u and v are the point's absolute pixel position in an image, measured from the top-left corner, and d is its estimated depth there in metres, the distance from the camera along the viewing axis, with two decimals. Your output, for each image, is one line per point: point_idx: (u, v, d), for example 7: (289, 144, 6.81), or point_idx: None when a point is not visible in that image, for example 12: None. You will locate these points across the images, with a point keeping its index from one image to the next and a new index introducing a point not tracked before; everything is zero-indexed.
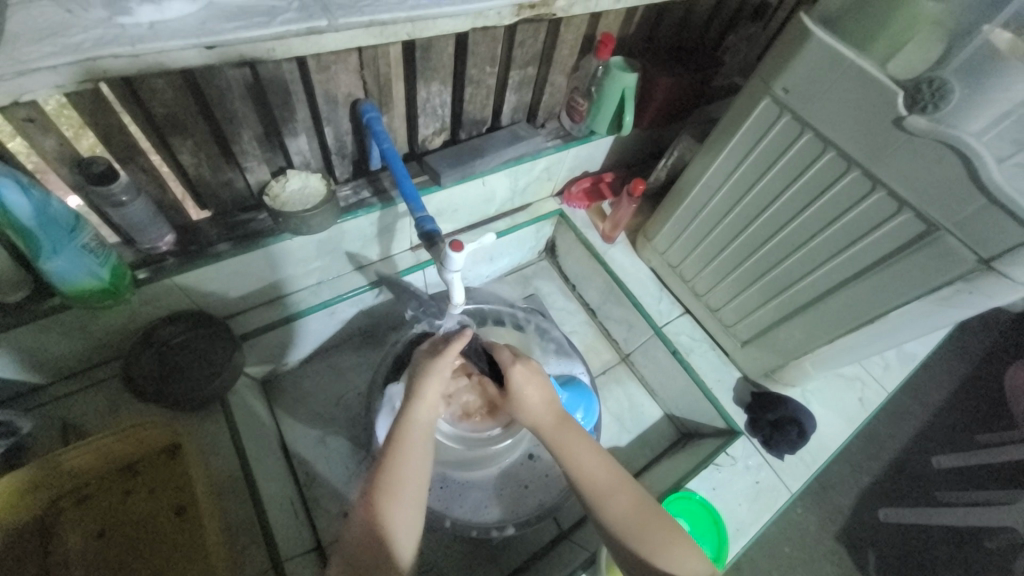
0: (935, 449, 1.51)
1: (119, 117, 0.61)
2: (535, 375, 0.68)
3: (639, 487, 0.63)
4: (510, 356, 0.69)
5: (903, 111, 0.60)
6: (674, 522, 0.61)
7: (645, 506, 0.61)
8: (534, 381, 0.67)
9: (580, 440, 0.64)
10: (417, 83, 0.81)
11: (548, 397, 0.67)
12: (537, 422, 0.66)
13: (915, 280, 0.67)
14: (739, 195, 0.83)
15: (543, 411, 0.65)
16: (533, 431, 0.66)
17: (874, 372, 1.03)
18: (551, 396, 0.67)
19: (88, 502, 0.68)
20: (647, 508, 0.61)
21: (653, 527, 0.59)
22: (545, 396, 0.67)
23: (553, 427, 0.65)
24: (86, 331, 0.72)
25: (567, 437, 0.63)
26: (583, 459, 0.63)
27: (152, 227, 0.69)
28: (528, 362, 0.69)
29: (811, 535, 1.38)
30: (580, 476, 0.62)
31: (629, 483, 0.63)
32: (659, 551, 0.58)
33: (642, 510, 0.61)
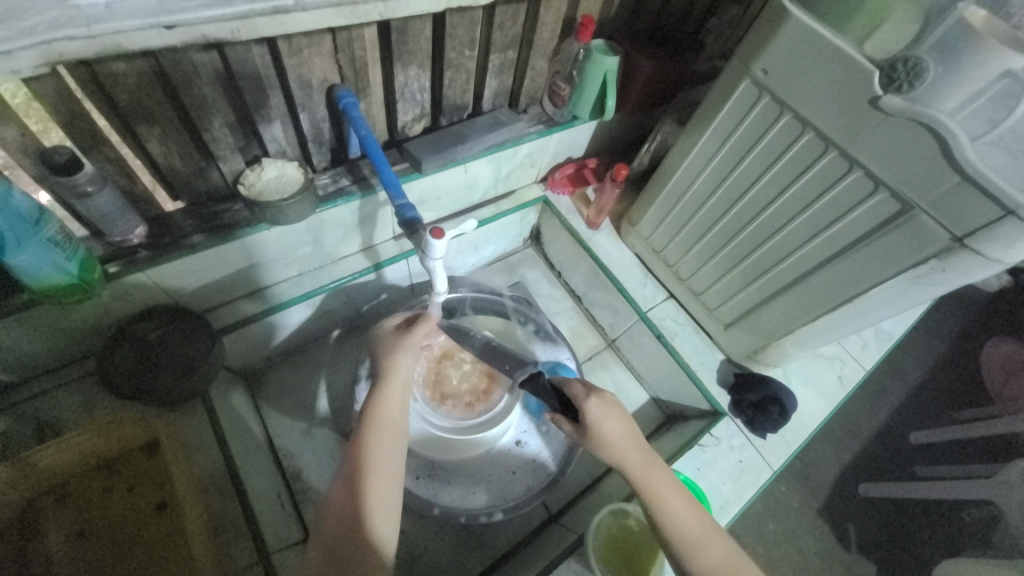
0: (911, 425, 1.55)
1: (81, 104, 0.58)
2: (611, 408, 0.68)
3: (725, 534, 0.62)
4: (583, 391, 0.70)
5: (879, 90, 0.60)
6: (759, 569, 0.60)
7: (731, 553, 0.60)
8: (612, 415, 0.68)
9: (664, 479, 0.64)
10: (394, 67, 0.79)
11: (629, 432, 0.67)
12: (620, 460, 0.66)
13: (891, 258, 0.68)
14: (720, 179, 0.83)
15: (626, 447, 0.66)
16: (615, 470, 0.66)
17: (853, 352, 1.05)
18: (632, 431, 0.67)
19: (66, 501, 0.67)
20: (738, 561, 0.60)
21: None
22: (626, 432, 0.67)
23: (638, 465, 0.65)
24: (57, 327, 0.70)
25: (653, 475, 0.64)
26: (666, 499, 0.62)
27: (122, 219, 0.67)
28: (602, 395, 0.70)
29: (794, 512, 1.42)
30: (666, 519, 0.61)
31: (717, 532, 0.62)
32: None
33: (731, 557, 0.60)
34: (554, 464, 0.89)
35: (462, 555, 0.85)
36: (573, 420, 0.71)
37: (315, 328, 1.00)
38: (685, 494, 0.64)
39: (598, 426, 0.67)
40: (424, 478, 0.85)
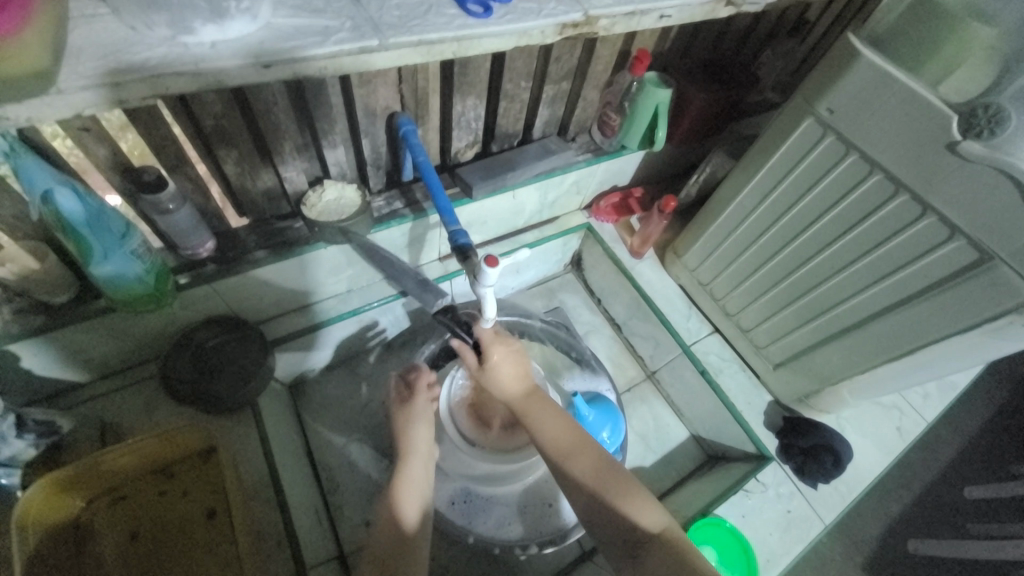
0: (969, 480, 1.44)
1: (171, 128, 0.63)
2: (509, 349, 0.76)
3: (597, 445, 0.68)
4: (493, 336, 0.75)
5: (957, 135, 0.58)
6: (631, 476, 0.65)
7: (606, 463, 0.66)
8: (507, 357, 0.75)
9: (544, 407, 0.72)
10: (453, 97, 0.81)
11: (518, 371, 0.75)
12: (508, 392, 0.74)
13: (967, 309, 0.64)
14: (777, 216, 0.81)
15: (513, 382, 0.74)
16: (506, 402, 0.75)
17: (913, 401, 0.99)
18: (523, 370, 0.75)
19: (124, 501, 0.70)
20: (615, 470, 0.66)
21: (612, 480, 0.65)
22: (519, 370, 0.75)
23: (520, 396, 0.73)
24: (129, 333, 0.74)
25: (535, 405, 0.72)
26: (544, 421, 0.71)
27: (195, 234, 0.71)
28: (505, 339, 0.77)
29: (839, 566, 1.33)
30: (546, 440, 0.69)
31: (593, 446, 0.68)
32: (623, 500, 0.62)
33: (605, 468, 0.66)
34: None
35: None
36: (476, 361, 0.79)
37: (358, 342, 1.02)
38: (564, 418, 0.71)
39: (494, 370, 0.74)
40: (460, 504, 0.85)
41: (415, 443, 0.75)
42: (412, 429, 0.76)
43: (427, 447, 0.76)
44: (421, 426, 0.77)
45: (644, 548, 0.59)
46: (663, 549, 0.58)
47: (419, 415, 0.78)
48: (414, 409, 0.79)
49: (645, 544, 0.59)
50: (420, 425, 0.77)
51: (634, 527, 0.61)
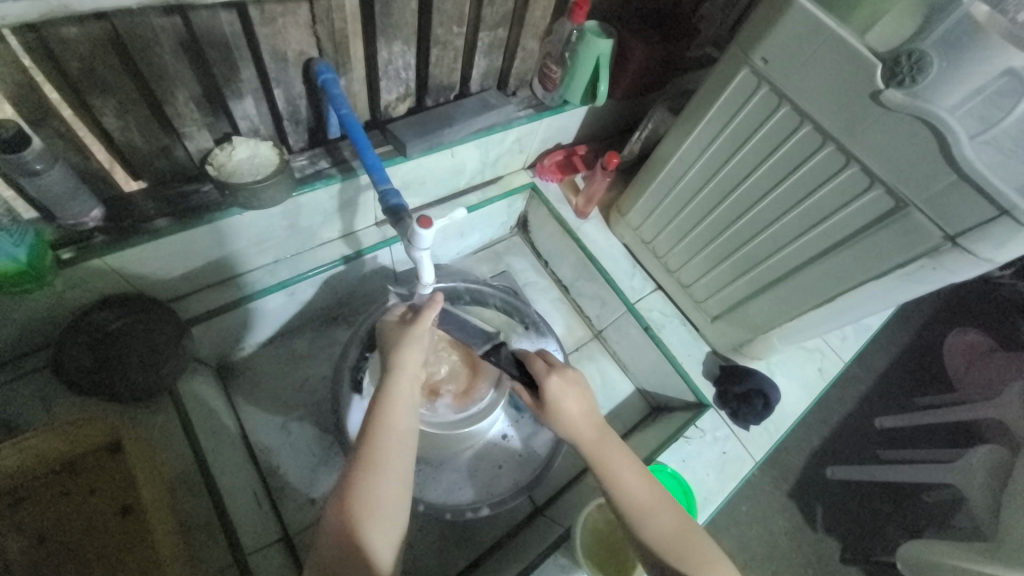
0: (878, 411, 1.61)
1: (24, 71, 0.52)
2: (572, 385, 0.70)
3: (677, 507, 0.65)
4: (545, 368, 0.71)
5: (881, 84, 0.59)
6: (713, 545, 0.63)
7: (683, 521, 0.63)
8: (573, 390, 0.69)
9: (618, 454, 0.65)
10: (377, 42, 0.74)
11: (586, 409, 0.69)
12: (576, 434, 0.67)
13: (882, 255, 0.68)
14: (714, 171, 0.82)
15: (582, 422, 0.67)
16: (570, 442, 0.68)
17: (833, 344, 1.07)
18: (589, 408, 0.68)
19: (21, 506, 0.62)
20: (692, 532, 0.63)
21: (692, 547, 0.61)
22: (584, 409, 0.68)
23: (592, 439, 0.66)
24: (5, 319, 0.64)
25: (608, 452, 0.65)
26: (618, 470, 0.64)
27: (77, 201, 0.61)
28: (564, 372, 0.71)
29: (768, 496, 1.46)
30: (623, 493, 0.64)
31: (669, 501, 0.64)
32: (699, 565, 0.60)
33: (682, 529, 0.63)
34: (545, 459, 0.88)
35: (445, 550, 0.83)
36: (533, 394, 0.72)
37: (292, 317, 0.95)
38: (638, 466, 0.66)
39: (554, 400, 0.69)
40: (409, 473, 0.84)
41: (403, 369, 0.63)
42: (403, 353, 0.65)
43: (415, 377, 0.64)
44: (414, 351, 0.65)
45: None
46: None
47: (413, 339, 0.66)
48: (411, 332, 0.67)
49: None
50: (412, 349, 0.65)
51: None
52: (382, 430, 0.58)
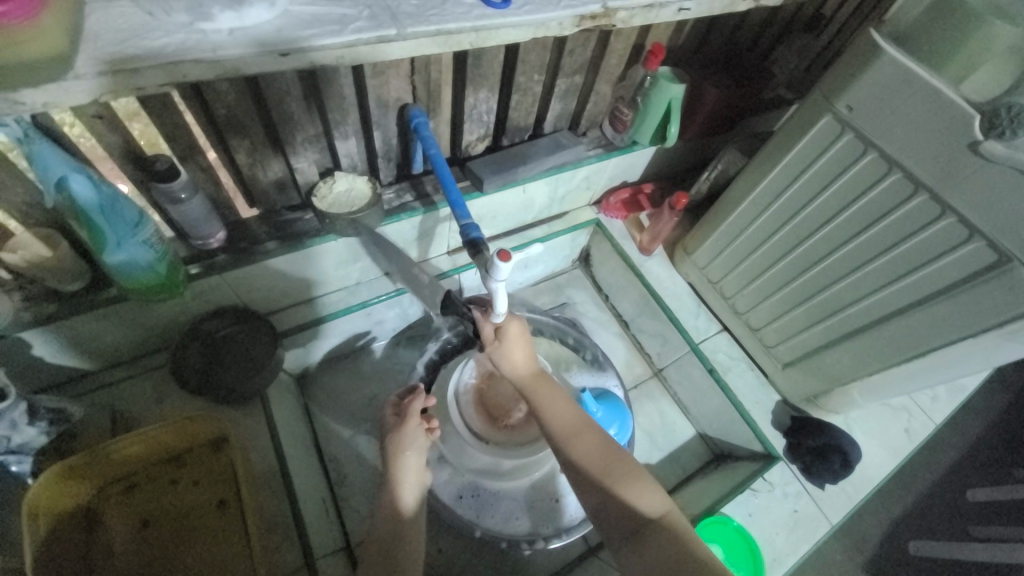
0: (973, 483, 1.44)
1: (183, 117, 0.62)
2: (517, 334, 0.80)
3: (602, 432, 0.72)
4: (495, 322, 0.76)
5: (979, 135, 0.57)
6: (637, 463, 0.68)
7: (605, 445, 0.71)
8: (517, 340, 0.79)
9: (550, 392, 0.77)
10: (466, 89, 0.81)
11: (528, 354, 0.80)
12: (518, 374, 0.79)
13: (983, 311, 0.63)
14: (790, 215, 0.80)
15: (524, 365, 0.79)
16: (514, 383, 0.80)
17: (922, 403, 0.98)
18: (530, 353, 0.80)
19: (135, 489, 0.70)
20: (612, 451, 0.70)
21: (615, 464, 0.68)
22: (525, 353, 0.79)
23: (531, 379, 0.79)
24: (140, 322, 0.74)
25: (541, 388, 0.77)
26: (551, 404, 0.76)
27: (206, 224, 0.71)
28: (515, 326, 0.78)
29: (840, 566, 1.33)
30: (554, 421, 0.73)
31: (592, 428, 0.73)
32: (620, 481, 0.66)
33: (608, 451, 0.69)
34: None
35: None
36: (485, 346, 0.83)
37: (366, 336, 1.02)
38: (570, 403, 0.76)
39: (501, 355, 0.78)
40: (467, 497, 0.85)
41: (405, 473, 0.73)
42: (402, 458, 0.74)
43: (417, 477, 0.74)
44: (412, 454, 0.74)
45: (644, 532, 0.61)
46: (663, 534, 0.61)
47: (408, 443, 0.74)
48: (404, 435, 0.75)
49: (647, 528, 0.62)
50: (411, 453, 0.74)
51: (635, 512, 0.63)
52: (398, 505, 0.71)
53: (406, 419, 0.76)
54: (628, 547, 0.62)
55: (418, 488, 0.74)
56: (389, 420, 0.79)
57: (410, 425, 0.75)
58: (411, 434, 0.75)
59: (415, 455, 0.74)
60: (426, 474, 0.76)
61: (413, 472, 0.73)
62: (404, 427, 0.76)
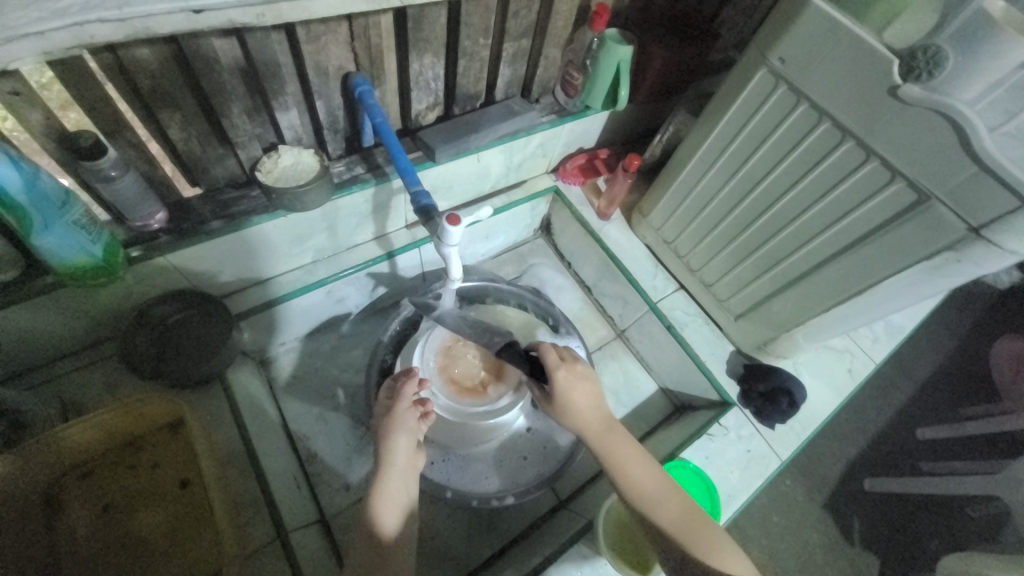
0: (918, 421, 1.56)
1: (104, 89, 0.59)
2: (581, 379, 0.75)
3: (676, 488, 0.71)
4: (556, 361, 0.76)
5: (898, 79, 0.60)
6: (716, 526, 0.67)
7: (687, 507, 0.69)
8: (582, 387, 0.75)
9: (622, 442, 0.72)
10: (409, 55, 0.79)
11: (593, 401, 0.75)
12: (583, 423, 0.74)
13: (907, 249, 0.68)
14: (733, 171, 0.83)
15: (590, 412, 0.74)
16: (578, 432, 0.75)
17: (863, 345, 1.05)
18: (597, 399, 0.75)
19: (92, 478, 0.69)
20: (694, 515, 0.68)
21: (697, 529, 0.67)
22: (591, 400, 0.75)
23: (600, 430, 0.73)
24: (82, 309, 0.71)
25: (613, 439, 0.72)
26: (625, 458, 0.71)
27: (143, 204, 0.68)
28: (575, 367, 0.76)
29: (800, 505, 1.43)
30: (630, 477, 0.70)
31: (669, 486, 0.70)
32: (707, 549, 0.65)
33: (692, 516, 0.68)
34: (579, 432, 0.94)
35: (471, 539, 0.86)
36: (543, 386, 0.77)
37: (328, 315, 1.01)
38: (643, 456, 0.72)
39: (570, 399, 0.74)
40: (439, 462, 0.88)
41: (395, 456, 0.72)
42: (392, 440, 0.73)
43: (406, 461, 0.73)
44: (403, 437, 0.74)
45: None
46: None
47: (400, 425, 0.75)
48: (397, 416, 0.75)
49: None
50: (401, 435, 0.74)
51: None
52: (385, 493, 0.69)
53: (398, 402, 0.77)
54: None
55: (409, 472, 0.74)
56: (382, 403, 0.79)
57: (403, 408, 0.76)
58: (402, 415, 0.75)
59: (404, 439, 0.74)
60: (418, 458, 0.76)
61: (402, 455, 0.73)
62: (396, 410, 0.76)
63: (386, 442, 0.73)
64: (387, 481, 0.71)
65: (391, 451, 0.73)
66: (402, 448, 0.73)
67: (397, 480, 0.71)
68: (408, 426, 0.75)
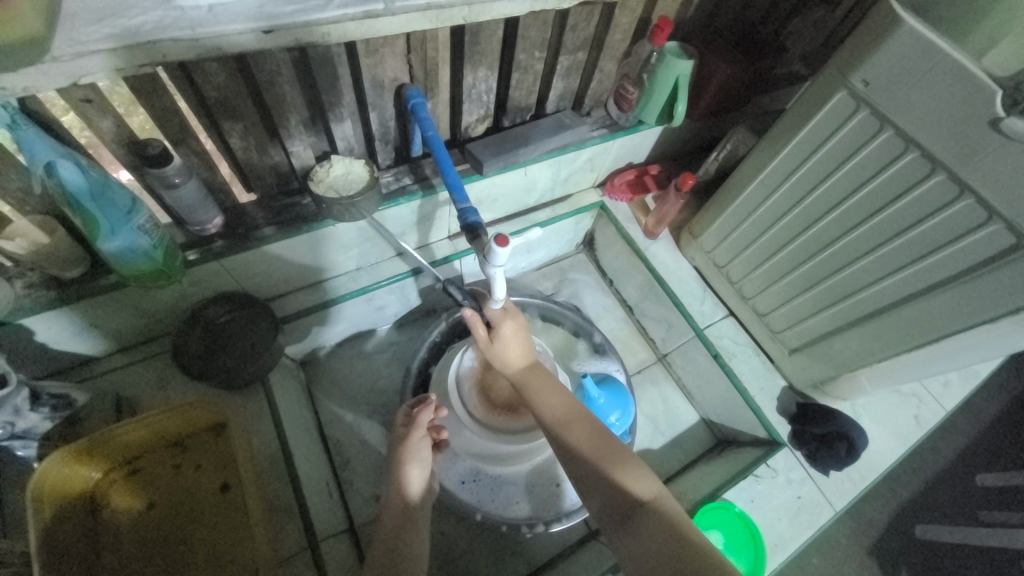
0: (982, 468, 1.43)
1: (173, 99, 0.60)
2: (519, 330, 0.80)
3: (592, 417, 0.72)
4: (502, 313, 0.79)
5: (1001, 111, 0.54)
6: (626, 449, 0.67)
7: (598, 432, 0.68)
8: (517, 335, 0.80)
9: (543, 382, 0.77)
10: (463, 68, 0.78)
11: (524, 348, 0.81)
12: (511, 367, 0.79)
13: (1000, 296, 0.61)
14: (799, 197, 0.78)
15: (518, 357, 0.79)
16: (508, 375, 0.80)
17: (932, 389, 0.96)
18: (525, 345, 0.81)
19: (139, 473, 0.71)
20: (604, 437, 0.68)
21: (605, 450, 0.66)
22: (521, 347, 0.80)
23: (524, 371, 0.79)
24: (140, 309, 0.74)
25: (534, 379, 0.77)
26: (543, 394, 0.75)
27: (202, 210, 0.70)
28: (516, 318, 0.81)
29: (845, 549, 1.33)
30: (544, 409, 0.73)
31: (583, 415, 0.71)
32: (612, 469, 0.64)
33: (600, 440, 0.67)
34: None
35: (497, 562, 0.84)
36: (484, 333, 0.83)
37: (367, 322, 1.02)
38: (562, 392, 0.76)
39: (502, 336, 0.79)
40: (469, 482, 0.85)
41: (409, 485, 0.74)
42: (406, 470, 0.74)
43: (420, 490, 0.74)
44: (416, 467, 0.75)
45: (637, 516, 0.59)
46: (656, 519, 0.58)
47: (414, 455, 0.75)
48: (410, 446, 0.76)
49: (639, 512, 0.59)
50: (414, 465, 0.75)
51: (623, 497, 0.61)
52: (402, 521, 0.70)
53: (413, 430, 0.77)
54: (620, 533, 0.60)
55: (423, 501, 0.75)
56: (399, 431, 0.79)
57: (415, 437, 0.76)
58: (416, 445, 0.76)
59: (418, 468, 0.75)
60: (429, 486, 0.77)
61: (416, 485, 0.74)
62: (410, 439, 0.76)
63: (397, 466, 0.75)
64: (404, 508, 0.72)
65: (404, 479, 0.74)
66: (411, 472, 0.75)
67: (415, 508, 0.73)
68: (417, 453, 0.75)
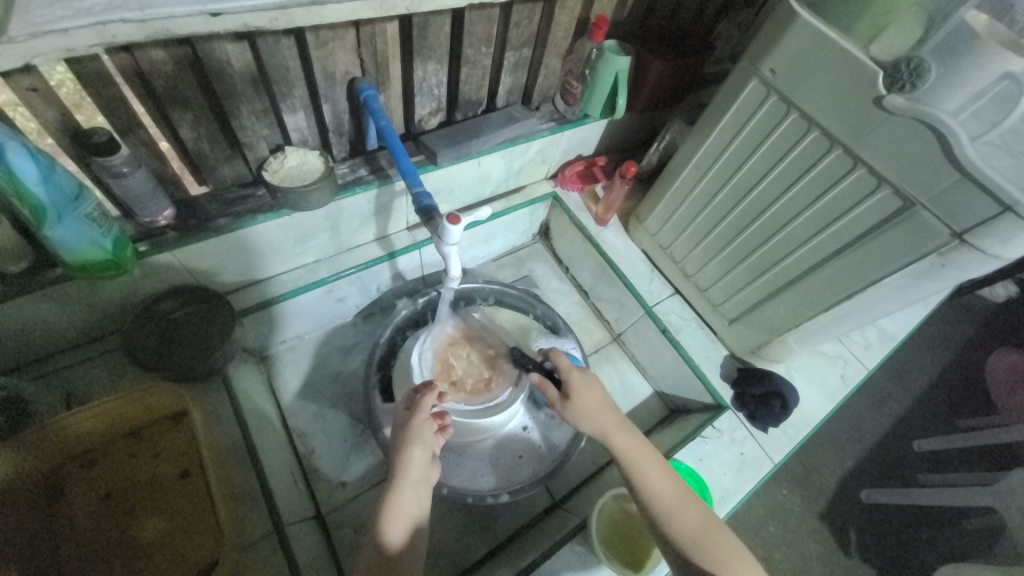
0: (916, 433, 1.56)
1: (120, 88, 0.61)
2: (593, 384, 0.75)
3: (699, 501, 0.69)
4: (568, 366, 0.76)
5: (883, 90, 0.63)
6: (736, 540, 0.67)
7: (704, 517, 0.67)
8: (592, 388, 0.75)
9: (639, 445, 0.72)
10: (414, 62, 0.81)
11: (606, 404, 0.74)
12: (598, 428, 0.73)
13: (891, 254, 0.70)
14: (727, 177, 0.86)
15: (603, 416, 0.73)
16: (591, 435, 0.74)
17: (855, 352, 1.07)
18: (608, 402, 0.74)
19: (96, 466, 0.72)
20: (712, 522, 0.67)
21: (714, 539, 0.65)
22: (603, 404, 0.74)
23: (616, 434, 0.72)
24: (88, 302, 0.73)
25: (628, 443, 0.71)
26: (642, 465, 0.70)
27: (153, 201, 0.70)
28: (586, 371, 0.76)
29: (799, 515, 1.43)
30: (647, 486, 0.69)
31: (689, 496, 0.69)
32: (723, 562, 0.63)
33: (708, 526, 0.66)
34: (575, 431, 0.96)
35: (466, 536, 0.87)
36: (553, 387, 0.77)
37: (328, 315, 1.03)
38: (659, 462, 0.71)
39: (583, 392, 0.74)
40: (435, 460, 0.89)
41: (410, 468, 0.68)
42: (408, 451, 0.69)
43: (420, 473, 0.69)
44: (417, 449, 0.70)
45: None
46: None
47: (415, 437, 0.70)
48: (414, 426, 0.71)
49: None
50: (417, 446, 0.70)
51: None
52: (400, 502, 0.65)
53: (416, 413, 0.73)
54: None
55: (421, 487, 0.69)
56: (400, 413, 0.75)
57: (420, 418, 0.72)
58: (419, 426, 0.71)
59: (420, 450, 0.70)
60: (430, 471, 0.71)
61: (417, 467, 0.68)
62: (413, 420, 0.72)
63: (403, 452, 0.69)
64: (398, 498, 0.65)
65: (405, 470, 0.68)
66: (416, 465, 0.69)
67: (410, 493, 0.67)
68: (426, 437, 0.71)
